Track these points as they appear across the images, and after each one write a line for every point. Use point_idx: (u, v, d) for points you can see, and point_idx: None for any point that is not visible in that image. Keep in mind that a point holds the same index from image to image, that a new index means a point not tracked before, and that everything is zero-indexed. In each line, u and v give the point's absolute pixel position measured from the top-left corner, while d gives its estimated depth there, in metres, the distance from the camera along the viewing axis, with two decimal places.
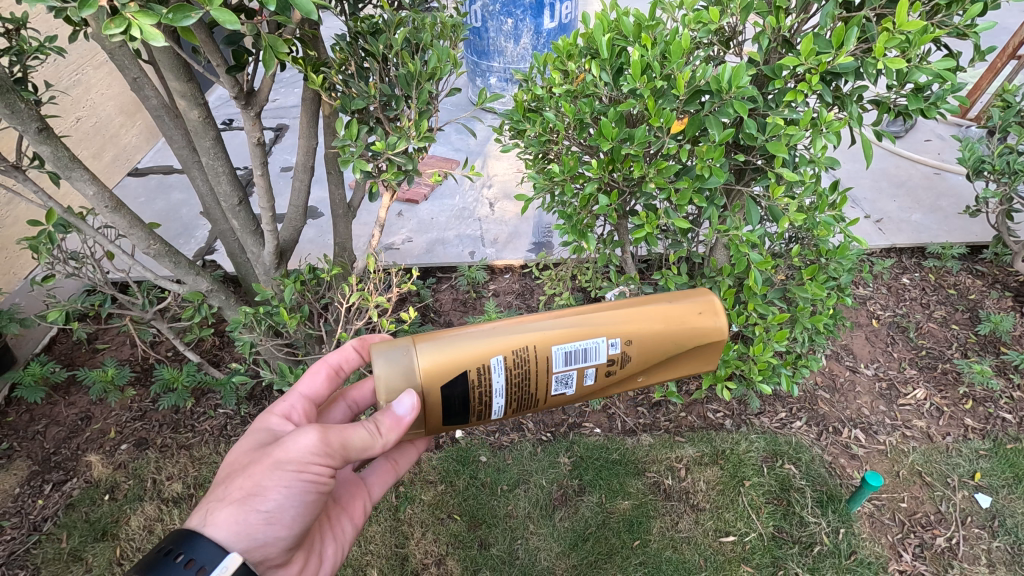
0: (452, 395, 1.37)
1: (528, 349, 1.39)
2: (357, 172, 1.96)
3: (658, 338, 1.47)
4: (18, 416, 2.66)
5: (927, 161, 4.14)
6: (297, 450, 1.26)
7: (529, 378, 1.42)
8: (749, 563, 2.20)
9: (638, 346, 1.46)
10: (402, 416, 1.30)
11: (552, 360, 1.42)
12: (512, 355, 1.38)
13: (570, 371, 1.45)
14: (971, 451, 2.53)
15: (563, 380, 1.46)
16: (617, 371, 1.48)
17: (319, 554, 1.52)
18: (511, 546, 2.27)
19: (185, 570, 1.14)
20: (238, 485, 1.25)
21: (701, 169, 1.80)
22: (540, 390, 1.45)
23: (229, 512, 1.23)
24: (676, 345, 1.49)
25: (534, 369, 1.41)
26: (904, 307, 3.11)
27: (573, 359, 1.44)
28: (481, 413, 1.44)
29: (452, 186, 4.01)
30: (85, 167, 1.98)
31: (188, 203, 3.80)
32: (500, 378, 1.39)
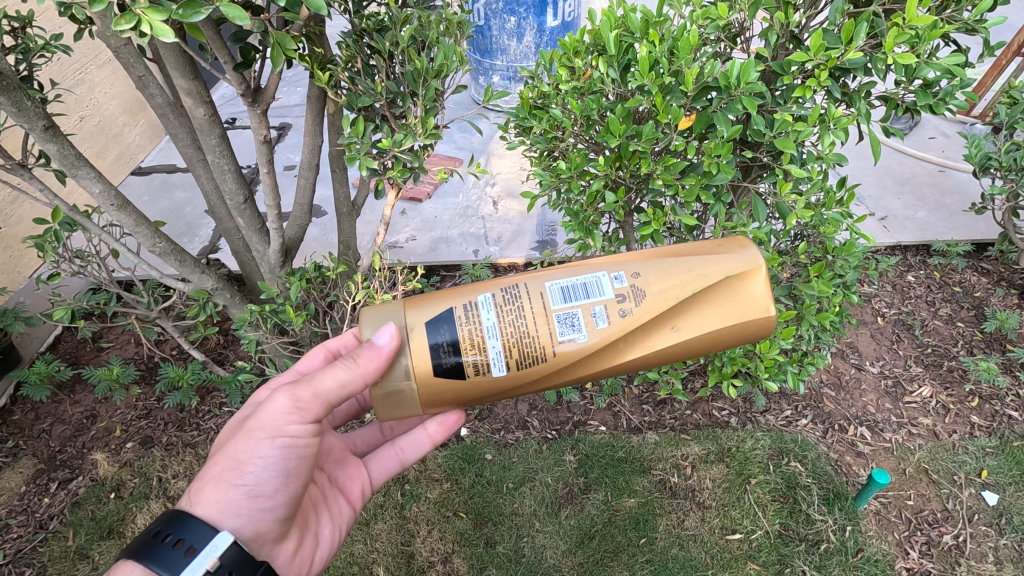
0: (441, 337, 1.33)
1: (519, 287, 1.36)
2: (363, 170, 1.95)
3: (671, 270, 1.36)
4: (24, 414, 2.66)
5: (932, 158, 4.13)
6: (269, 415, 1.35)
7: (525, 315, 1.34)
8: (756, 561, 2.20)
9: (648, 281, 1.35)
10: (381, 344, 1.31)
11: (547, 296, 1.35)
12: (501, 291, 1.36)
13: (572, 309, 1.34)
14: (978, 449, 2.53)
15: (568, 320, 1.34)
16: (632, 308, 1.33)
17: (314, 534, 1.57)
18: (517, 543, 2.27)
19: (176, 550, 1.21)
20: (218, 462, 1.36)
21: (708, 166, 1.80)
22: (544, 329, 1.33)
23: (213, 489, 1.33)
24: (699, 278, 1.34)
25: (529, 304, 1.34)
26: (909, 304, 3.11)
27: (572, 296, 1.35)
28: (478, 365, 1.32)
29: (455, 184, 4.01)
30: (91, 165, 1.98)
31: (192, 202, 3.80)
32: (490, 316, 1.34)
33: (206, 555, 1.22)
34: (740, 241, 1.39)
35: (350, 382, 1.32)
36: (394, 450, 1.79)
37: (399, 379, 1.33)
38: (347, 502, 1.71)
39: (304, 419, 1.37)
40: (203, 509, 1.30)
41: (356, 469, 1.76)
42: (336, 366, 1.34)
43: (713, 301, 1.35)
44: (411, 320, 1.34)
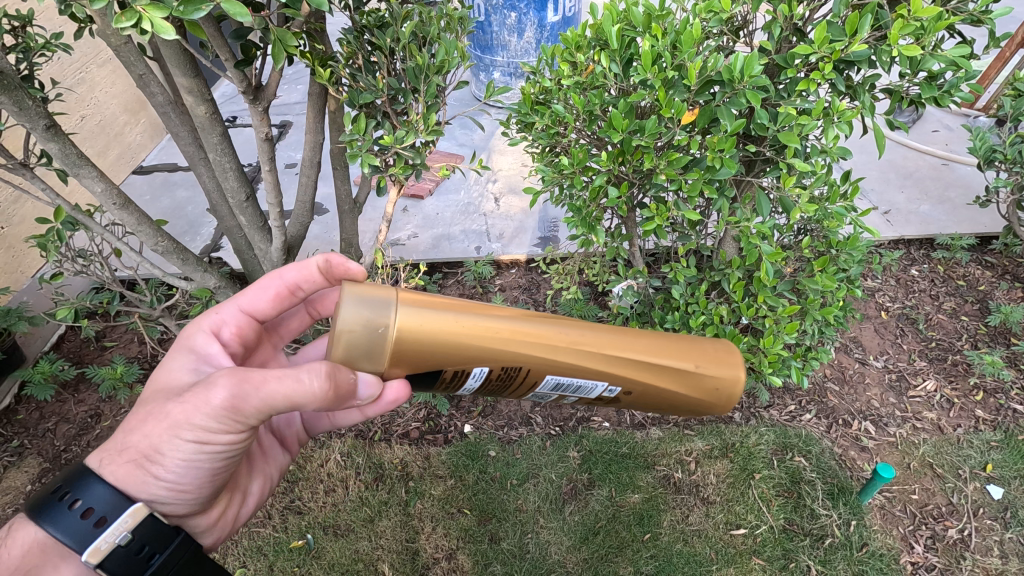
0: (417, 382, 1.26)
1: (519, 369, 1.26)
2: (365, 167, 1.94)
3: (659, 393, 1.38)
4: (29, 414, 2.67)
5: (936, 151, 4.11)
6: (201, 419, 1.15)
7: (507, 386, 1.32)
8: (761, 556, 2.20)
9: (635, 398, 1.38)
10: (358, 385, 1.12)
11: (539, 383, 1.32)
12: (499, 369, 1.25)
13: (551, 393, 1.36)
14: (983, 443, 2.52)
15: (540, 395, 1.38)
16: (599, 400, 1.42)
17: (246, 490, 1.57)
18: (521, 540, 2.27)
19: (83, 521, 1.10)
20: (136, 442, 1.18)
21: (712, 160, 1.79)
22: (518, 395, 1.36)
23: (125, 469, 1.18)
24: (671, 408, 1.41)
25: (521, 380, 1.29)
26: (913, 299, 3.10)
27: (560, 386, 1.34)
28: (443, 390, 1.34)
29: (457, 181, 4.00)
30: (92, 164, 1.97)
31: (193, 200, 3.80)
32: (474, 382, 1.28)
33: (117, 529, 1.12)
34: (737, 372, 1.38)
35: (297, 398, 1.09)
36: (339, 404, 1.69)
37: None
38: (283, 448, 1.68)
39: (237, 425, 1.17)
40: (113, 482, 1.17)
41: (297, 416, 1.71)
42: (296, 376, 1.08)
43: (660, 415, 1.49)
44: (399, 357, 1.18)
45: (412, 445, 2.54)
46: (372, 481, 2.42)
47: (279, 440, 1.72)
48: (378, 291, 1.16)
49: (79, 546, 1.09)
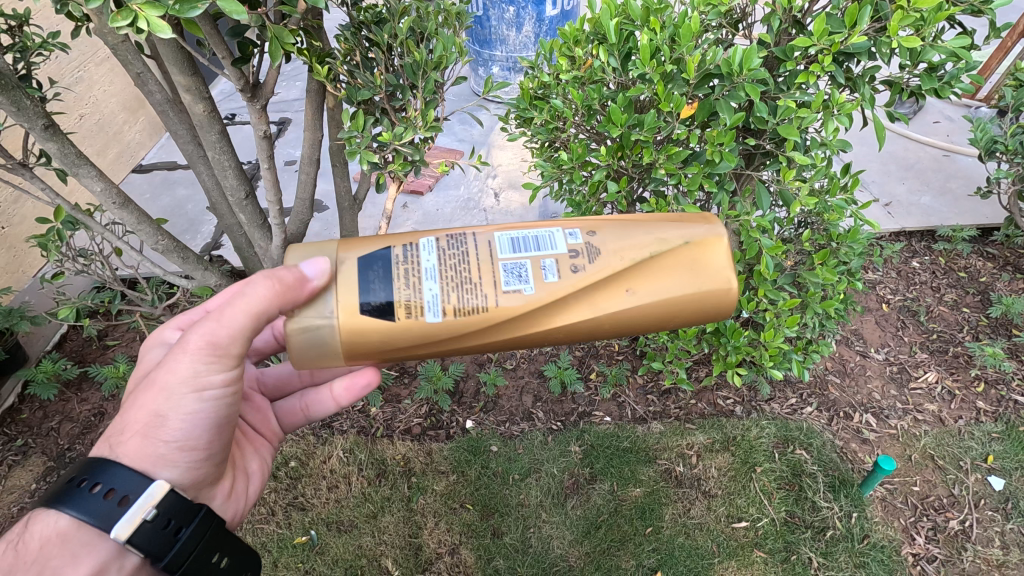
0: (375, 275, 1.21)
1: (466, 236, 1.28)
2: (364, 164, 1.94)
3: (630, 233, 1.29)
4: (32, 413, 2.68)
5: (937, 143, 4.10)
6: (185, 367, 1.21)
7: (471, 263, 1.24)
8: (762, 548, 2.21)
9: (605, 238, 1.28)
10: (310, 278, 1.19)
11: (496, 246, 1.27)
12: (447, 238, 1.28)
13: (521, 260, 1.25)
14: (984, 434, 2.53)
15: (515, 271, 1.24)
16: (585, 264, 1.25)
17: (244, 471, 1.56)
18: (524, 534, 2.28)
19: (107, 500, 1.13)
20: (136, 416, 1.22)
21: (711, 154, 1.79)
22: (486, 277, 1.23)
23: (135, 442, 1.21)
24: (658, 244, 1.27)
25: (477, 255, 1.25)
26: (914, 291, 3.10)
27: (522, 247, 1.27)
28: (411, 307, 1.20)
29: (456, 177, 3.99)
30: (92, 163, 1.97)
31: (193, 199, 3.80)
32: (431, 259, 1.24)
33: (142, 504, 1.14)
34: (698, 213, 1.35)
35: (258, 310, 1.20)
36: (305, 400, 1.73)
37: (320, 318, 1.18)
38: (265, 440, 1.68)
39: (225, 361, 1.25)
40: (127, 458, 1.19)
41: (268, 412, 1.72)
42: (250, 292, 1.18)
43: (674, 277, 1.26)
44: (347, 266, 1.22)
45: (414, 440, 2.55)
46: (374, 477, 2.43)
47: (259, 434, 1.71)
48: None
49: (107, 525, 1.11)
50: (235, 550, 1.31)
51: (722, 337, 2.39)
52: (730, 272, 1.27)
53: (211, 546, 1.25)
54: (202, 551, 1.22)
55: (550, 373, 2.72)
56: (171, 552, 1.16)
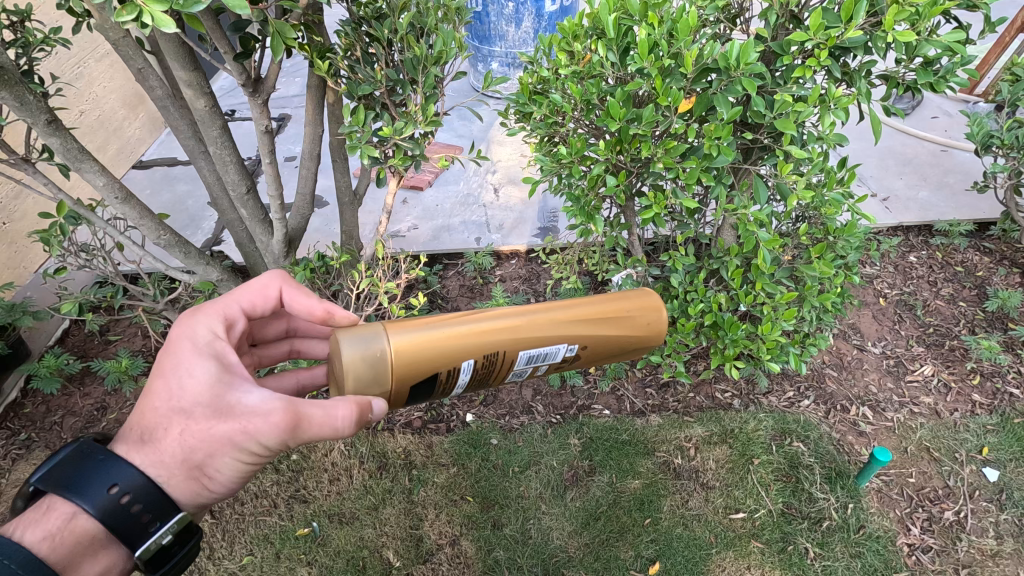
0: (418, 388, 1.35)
1: (497, 351, 1.38)
2: (364, 159, 1.96)
3: (606, 339, 1.50)
4: (35, 407, 2.70)
5: (935, 138, 4.11)
6: (250, 433, 1.18)
7: (492, 371, 1.42)
8: (760, 539, 2.23)
9: (591, 348, 1.49)
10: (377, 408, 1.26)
11: (514, 359, 1.42)
12: (483, 357, 1.37)
13: (526, 367, 1.46)
14: (979, 426, 2.55)
15: (519, 373, 1.47)
16: (569, 362, 1.52)
17: None
18: (524, 525, 2.30)
19: (116, 500, 1.15)
20: (184, 437, 1.19)
21: (709, 149, 1.81)
22: (501, 374, 1.43)
23: (170, 463, 1.21)
24: (620, 349, 1.55)
25: (500, 365, 1.41)
26: (911, 285, 3.12)
27: (532, 359, 1.44)
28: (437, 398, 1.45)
29: (456, 172, 4.00)
30: (93, 158, 1.99)
31: (194, 194, 3.81)
32: (466, 373, 1.39)
33: (162, 530, 1.19)
34: (657, 309, 1.53)
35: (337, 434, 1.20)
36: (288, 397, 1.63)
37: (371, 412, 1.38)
38: None
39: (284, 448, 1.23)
40: (154, 466, 1.21)
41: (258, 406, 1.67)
42: (335, 408, 1.19)
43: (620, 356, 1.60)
44: (402, 377, 1.30)
45: (415, 434, 2.57)
46: (375, 469, 2.45)
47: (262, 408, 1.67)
48: (366, 328, 1.29)
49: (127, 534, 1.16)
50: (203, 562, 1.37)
51: (720, 331, 2.42)
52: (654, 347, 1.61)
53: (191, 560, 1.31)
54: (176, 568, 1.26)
55: (549, 367, 2.75)
56: (167, 567, 1.23)
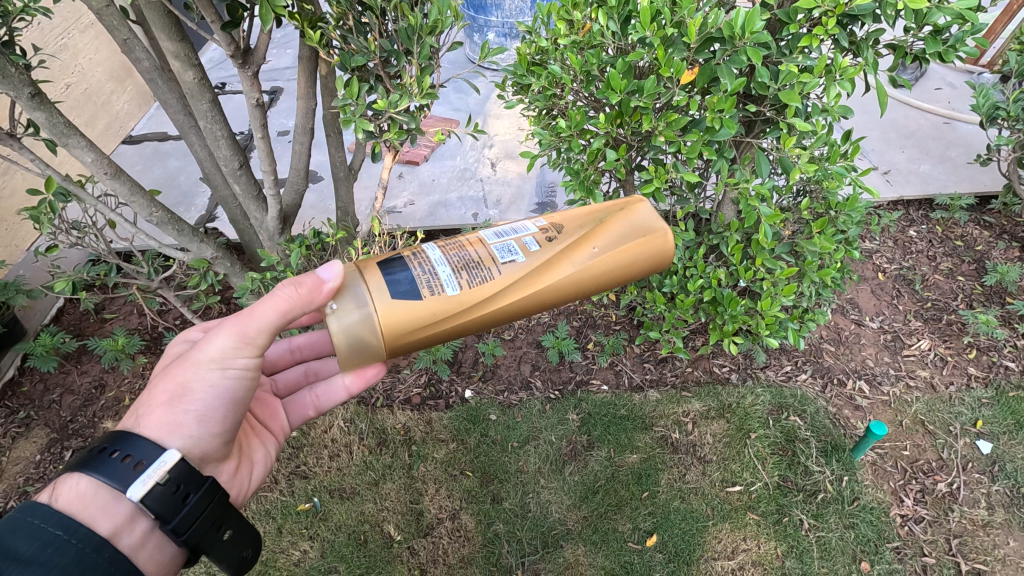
0: (396, 274, 1.38)
1: (459, 238, 1.50)
2: (359, 133, 1.92)
3: (569, 213, 1.58)
4: (33, 385, 2.69)
5: (938, 110, 4.06)
6: (212, 348, 1.36)
7: (468, 248, 1.46)
8: (755, 511, 2.27)
9: (559, 220, 1.55)
10: (326, 281, 1.33)
11: (482, 237, 1.49)
12: (446, 242, 1.48)
13: (505, 241, 1.48)
14: (974, 399, 2.57)
15: (504, 248, 1.46)
16: (552, 235, 1.50)
17: (250, 457, 1.62)
18: (523, 499, 2.33)
19: (123, 465, 1.20)
20: (163, 390, 1.35)
21: (711, 121, 1.77)
22: (484, 257, 1.44)
23: (156, 409, 1.33)
24: (596, 215, 1.56)
25: (470, 247, 1.46)
26: (910, 259, 3.11)
27: (503, 234, 1.50)
28: (434, 287, 1.38)
29: (452, 146, 3.94)
30: (81, 133, 1.94)
31: (186, 170, 3.75)
32: (437, 253, 1.44)
33: (156, 470, 1.21)
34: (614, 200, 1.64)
35: (290, 310, 1.34)
36: (312, 397, 1.82)
37: (357, 312, 1.33)
38: (269, 434, 1.74)
39: (252, 352, 1.40)
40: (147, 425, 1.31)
41: (276, 408, 1.79)
42: (274, 294, 1.35)
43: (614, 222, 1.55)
44: (365, 267, 1.40)
45: (414, 410, 2.58)
46: (375, 445, 2.47)
47: (271, 419, 1.76)
48: None
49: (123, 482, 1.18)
50: (239, 527, 1.36)
51: (719, 306, 2.41)
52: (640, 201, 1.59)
53: (216, 519, 1.30)
54: (206, 520, 1.27)
55: (548, 343, 2.75)
56: (181, 513, 1.22)
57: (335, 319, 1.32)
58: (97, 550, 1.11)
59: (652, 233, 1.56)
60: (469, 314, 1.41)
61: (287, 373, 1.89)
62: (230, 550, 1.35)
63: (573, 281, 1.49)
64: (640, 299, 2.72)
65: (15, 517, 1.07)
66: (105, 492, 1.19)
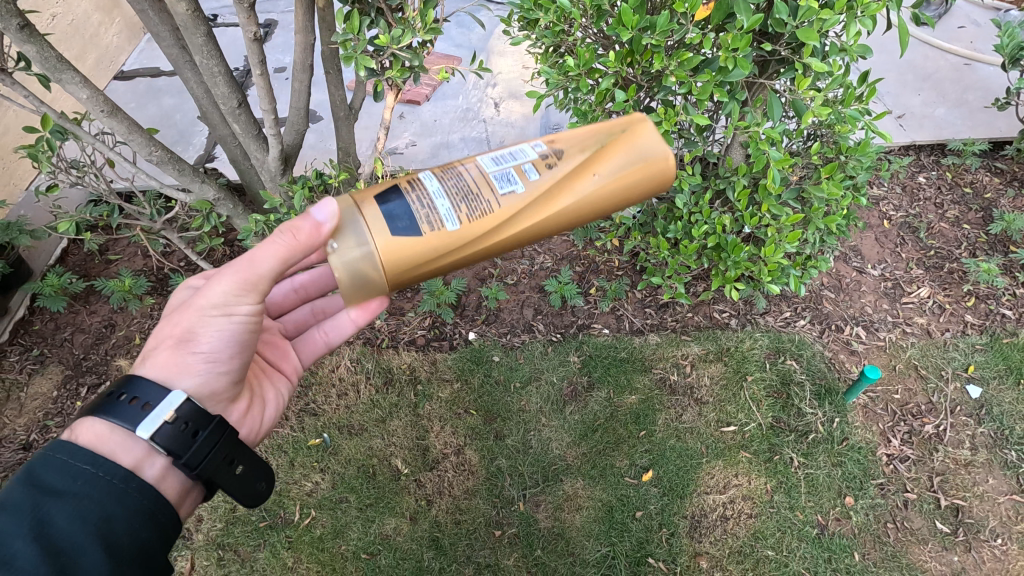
0: (392, 206, 1.34)
1: (456, 165, 1.43)
2: (361, 70, 1.86)
3: (573, 132, 1.48)
4: (44, 325, 2.74)
5: (959, 50, 3.89)
6: (213, 294, 1.36)
7: (467, 179, 1.39)
8: (748, 449, 2.36)
9: (562, 141, 1.46)
10: (322, 223, 1.29)
11: (479, 164, 1.42)
12: (444, 170, 1.42)
13: (503, 170, 1.41)
14: (968, 345, 2.62)
15: (501, 178, 1.39)
16: (554, 160, 1.42)
17: (262, 397, 1.66)
18: (525, 436, 2.42)
19: (133, 405, 1.27)
20: (171, 333, 1.38)
21: (725, 61, 1.72)
22: (479, 186, 1.38)
23: (164, 355, 1.37)
24: (600, 137, 1.46)
25: (469, 175, 1.39)
26: (917, 207, 3.08)
27: (501, 161, 1.42)
28: (431, 221, 1.33)
29: (455, 84, 3.82)
30: (74, 67, 1.88)
31: (182, 108, 3.65)
32: (434, 184, 1.38)
33: (164, 409, 1.27)
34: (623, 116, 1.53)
35: (291, 257, 1.33)
36: (322, 334, 1.85)
37: (358, 249, 1.31)
38: (281, 375, 1.79)
39: (256, 299, 1.40)
40: (155, 369, 1.36)
41: (286, 348, 1.83)
42: (272, 241, 1.31)
43: (618, 142, 1.45)
44: (365, 199, 1.36)
45: (419, 351, 2.64)
46: (382, 384, 2.55)
47: (280, 358, 1.81)
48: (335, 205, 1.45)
49: (133, 421, 1.24)
50: (251, 461, 1.41)
51: (723, 253, 2.41)
52: (646, 121, 1.48)
53: (228, 454, 1.35)
54: (218, 455, 1.32)
55: (551, 288, 2.77)
56: (191, 450, 1.26)
57: (336, 255, 1.31)
58: (125, 481, 1.16)
59: (654, 158, 1.45)
60: (467, 249, 1.38)
61: (294, 316, 1.93)
62: (245, 482, 1.40)
63: (574, 211, 1.44)
64: (644, 245, 2.73)
65: (46, 454, 1.15)
66: (119, 432, 1.25)
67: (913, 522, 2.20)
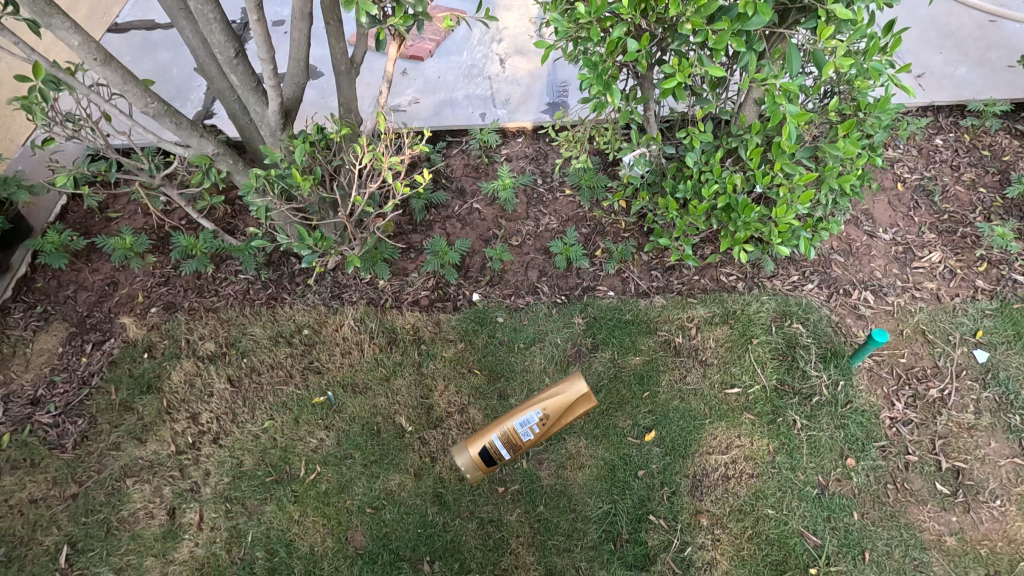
0: (484, 454, 2.14)
1: (499, 434, 2.13)
2: (363, 16, 1.79)
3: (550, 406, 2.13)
4: (46, 282, 2.72)
5: (985, 7, 3.73)
6: None
7: (510, 443, 2.14)
8: (751, 411, 2.36)
9: (550, 409, 2.13)
10: None
11: (511, 433, 2.13)
12: (497, 436, 2.13)
13: (524, 428, 2.12)
14: (977, 311, 2.59)
15: (524, 429, 2.12)
16: (548, 420, 2.14)
17: None
18: (529, 396, 2.43)
19: None
20: None
21: (744, 7, 1.64)
22: (513, 442, 2.14)
23: None
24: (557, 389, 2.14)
25: (511, 434, 2.12)
26: (932, 170, 3.01)
27: (523, 424, 2.12)
28: (502, 454, 2.14)
29: (459, 39, 3.68)
30: (64, 11, 1.81)
31: (179, 62, 3.55)
32: (497, 438, 2.13)
33: None
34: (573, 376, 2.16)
35: None
36: None
37: (474, 474, 2.18)
38: None
39: None
40: None
41: None
42: None
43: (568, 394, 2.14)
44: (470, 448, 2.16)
45: (423, 311, 2.62)
46: (385, 344, 2.54)
47: None
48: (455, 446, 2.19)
49: None
50: None
51: (733, 213, 2.36)
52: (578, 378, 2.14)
53: None
54: None
55: (556, 250, 2.73)
56: None
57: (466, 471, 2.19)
58: None
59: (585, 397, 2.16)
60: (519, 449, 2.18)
61: None
62: None
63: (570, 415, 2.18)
64: (651, 206, 2.67)
65: None
66: None
67: (914, 483, 2.21)
